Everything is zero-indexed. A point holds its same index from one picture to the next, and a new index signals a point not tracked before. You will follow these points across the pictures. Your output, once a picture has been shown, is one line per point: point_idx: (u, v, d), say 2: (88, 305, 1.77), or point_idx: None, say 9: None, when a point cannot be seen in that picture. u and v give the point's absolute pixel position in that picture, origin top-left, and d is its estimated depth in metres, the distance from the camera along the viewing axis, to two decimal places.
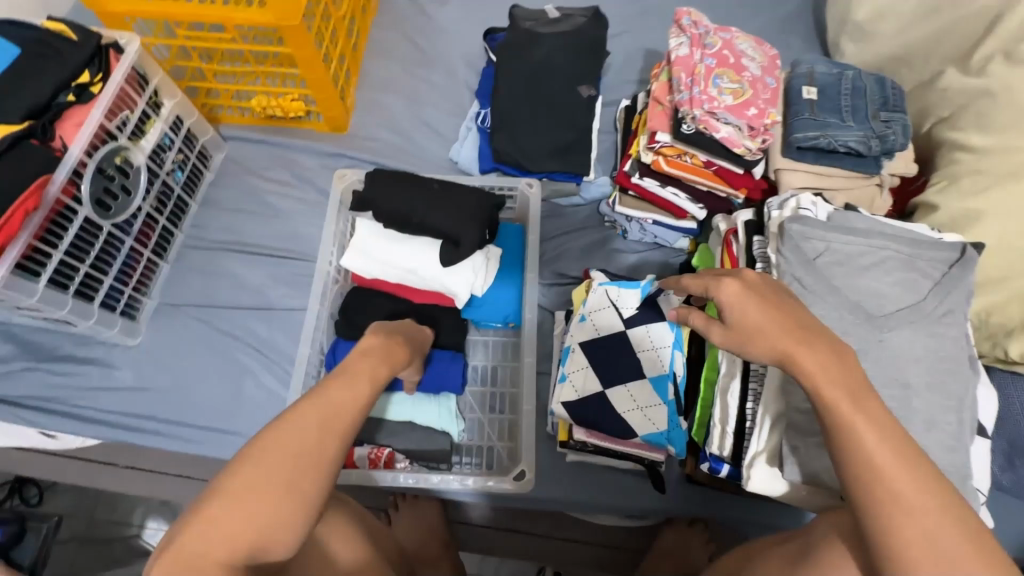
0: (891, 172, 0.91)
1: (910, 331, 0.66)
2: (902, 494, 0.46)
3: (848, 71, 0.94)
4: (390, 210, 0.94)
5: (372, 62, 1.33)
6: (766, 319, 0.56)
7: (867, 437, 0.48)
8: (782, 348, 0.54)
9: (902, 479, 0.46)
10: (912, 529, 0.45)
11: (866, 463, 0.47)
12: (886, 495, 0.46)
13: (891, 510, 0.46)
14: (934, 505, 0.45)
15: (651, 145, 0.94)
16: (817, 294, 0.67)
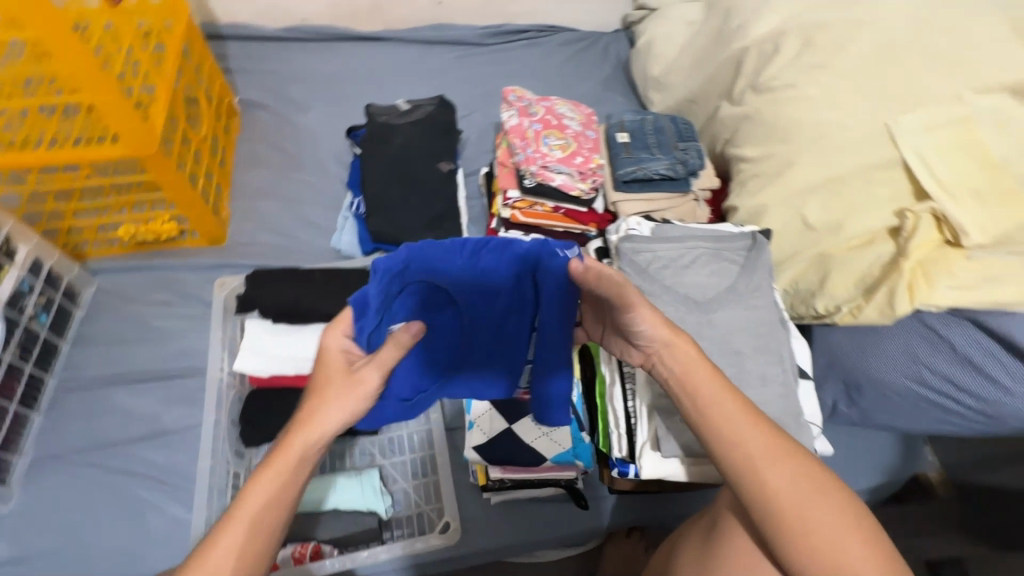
0: (702, 188, 1.10)
1: (731, 308, 0.80)
2: (767, 449, 0.61)
3: (648, 116, 1.15)
4: (277, 305, 0.96)
5: (243, 174, 1.39)
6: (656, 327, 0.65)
7: (726, 413, 0.62)
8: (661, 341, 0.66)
9: (759, 438, 0.61)
10: (776, 478, 0.60)
11: (741, 451, 0.61)
12: (749, 461, 0.60)
13: (761, 468, 0.60)
14: (785, 449, 0.61)
15: (506, 201, 1.07)
16: (654, 295, 0.80)
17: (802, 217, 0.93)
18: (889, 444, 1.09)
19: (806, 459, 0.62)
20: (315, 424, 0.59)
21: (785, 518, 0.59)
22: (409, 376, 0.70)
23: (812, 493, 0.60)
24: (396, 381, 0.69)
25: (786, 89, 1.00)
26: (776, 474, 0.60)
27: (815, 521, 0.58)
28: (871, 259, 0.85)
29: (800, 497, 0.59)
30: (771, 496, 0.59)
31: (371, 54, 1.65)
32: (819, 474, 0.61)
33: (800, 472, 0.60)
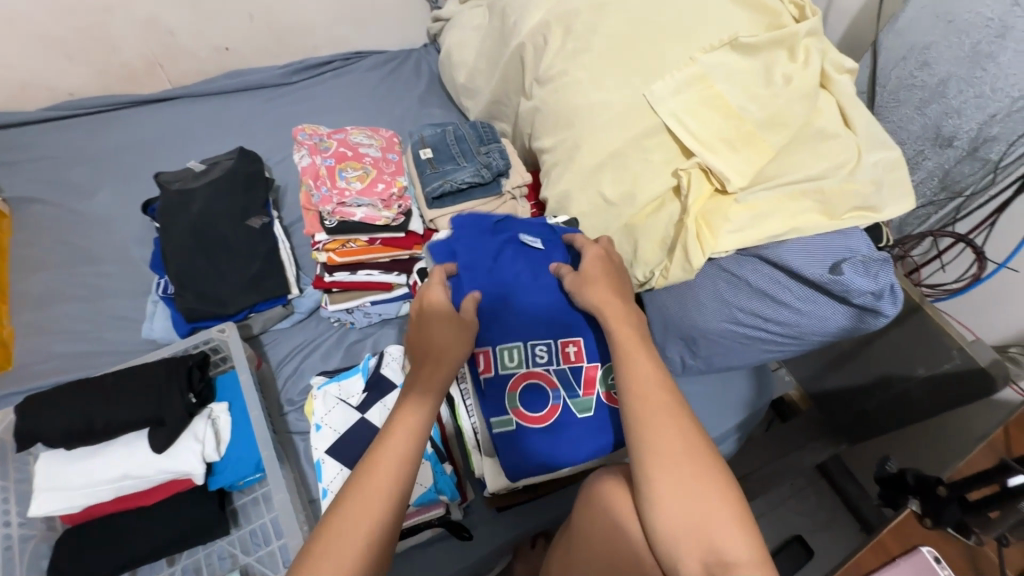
0: (515, 186, 1.10)
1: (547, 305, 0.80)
2: (658, 403, 0.61)
3: (448, 126, 1.14)
4: (63, 429, 0.83)
5: (24, 282, 1.20)
6: (595, 287, 0.75)
7: (636, 366, 0.64)
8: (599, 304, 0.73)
9: (660, 396, 0.61)
10: (660, 431, 0.58)
11: (630, 392, 0.63)
12: (639, 411, 0.60)
13: (644, 418, 0.60)
14: (680, 415, 0.60)
15: (316, 246, 1.01)
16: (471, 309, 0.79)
17: (602, 194, 0.96)
18: (745, 379, 1.16)
19: (704, 441, 0.58)
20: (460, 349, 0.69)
21: (649, 465, 0.57)
22: (480, 259, 0.83)
23: (688, 457, 0.56)
24: (472, 254, 0.83)
25: (559, 78, 1.03)
26: (659, 432, 0.58)
27: (669, 491, 0.55)
28: (665, 220, 0.90)
29: (669, 457, 0.56)
30: (643, 447, 0.58)
31: (161, 116, 1.50)
32: (706, 448, 0.58)
33: (677, 440, 0.58)
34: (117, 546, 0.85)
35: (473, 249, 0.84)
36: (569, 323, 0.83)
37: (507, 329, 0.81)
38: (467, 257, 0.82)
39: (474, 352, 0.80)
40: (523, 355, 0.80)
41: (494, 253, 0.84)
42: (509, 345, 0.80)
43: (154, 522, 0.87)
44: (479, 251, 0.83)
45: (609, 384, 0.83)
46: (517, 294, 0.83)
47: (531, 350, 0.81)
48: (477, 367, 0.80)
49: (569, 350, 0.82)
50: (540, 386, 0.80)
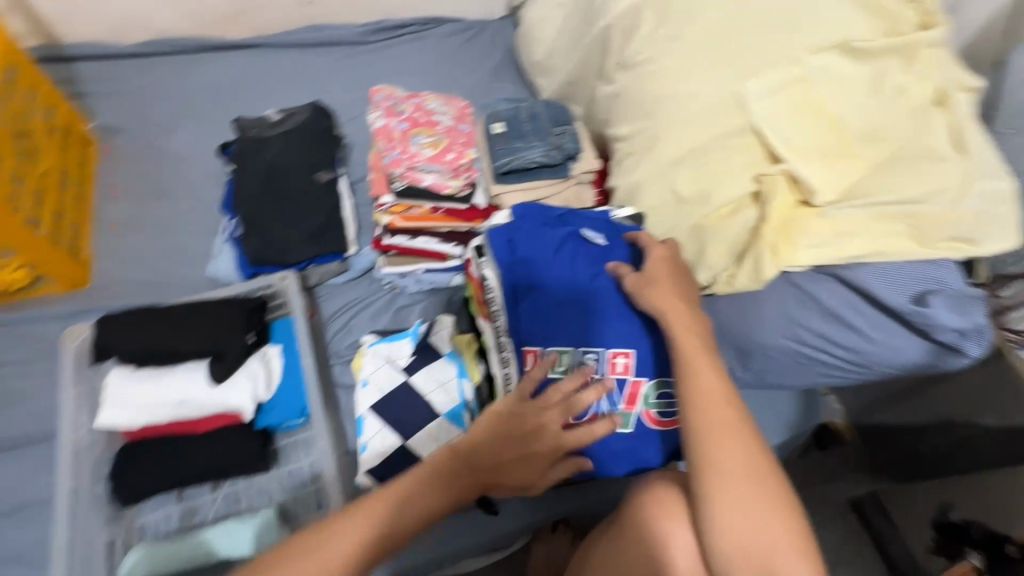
0: (583, 171, 1.08)
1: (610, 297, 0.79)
2: (725, 420, 0.60)
3: (522, 103, 1.12)
4: (135, 349, 0.89)
5: (106, 207, 1.27)
6: (660, 290, 0.71)
7: (702, 378, 0.63)
8: (662, 308, 0.70)
9: (726, 415, 0.60)
10: (728, 454, 0.58)
11: (696, 405, 0.61)
12: (707, 428, 0.59)
13: (709, 436, 0.59)
14: (749, 435, 0.59)
15: (380, 208, 1.02)
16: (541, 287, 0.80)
17: (674, 191, 0.93)
18: (791, 401, 1.12)
19: (770, 465, 0.58)
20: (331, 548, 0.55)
21: (711, 485, 0.57)
22: (537, 249, 0.82)
23: (757, 480, 0.57)
24: (530, 245, 0.82)
25: (647, 64, 0.99)
26: (725, 454, 0.58)
27: (733, 512, 0.56)
28: (739, 226, 0.87)
29: (734, 479, 0.57)
30: (706, 466, 0.58)
31: (242, 63, 1.53)
32: (771, 468, 0.58)
33: (746, 463, 0.58)
34: (169, 465, 0.90)
35: (532, 239, 0.82)
36: (620, 330, 0.79)
37: (559, 330, 0.79)
38: (523, 249, 0.82)
39: (524, 351, 0.79)
40: (571, 360, 0.78)
41: (554, 246, 0.82)
42: (560, 348, 0.79)
43: (204, 449, 0.92)
44: (537, 241, 0.82)
45: (653, 404, 0.80)
46: (571, 292, 0.80)
47: (580, 357, 0.78)
48: (524, 367, 0.79)
49: (617, 361, 0.79)
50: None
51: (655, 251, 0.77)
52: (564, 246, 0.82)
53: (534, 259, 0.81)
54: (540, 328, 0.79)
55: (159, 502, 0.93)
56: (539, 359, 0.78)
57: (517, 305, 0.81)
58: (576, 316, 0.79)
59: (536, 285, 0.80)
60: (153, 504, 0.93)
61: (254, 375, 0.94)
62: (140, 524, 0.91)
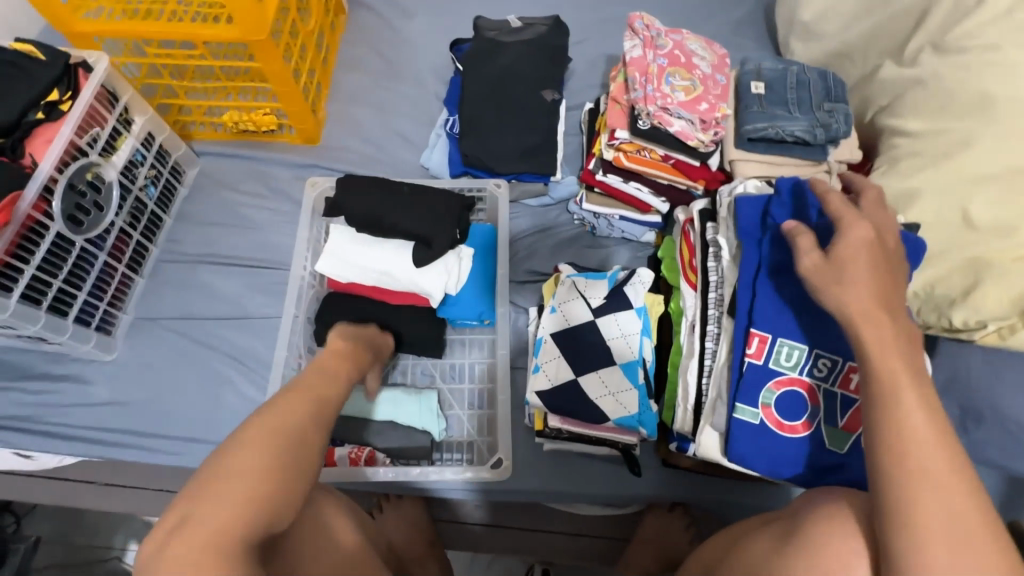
0: (838, 159, 0.95)
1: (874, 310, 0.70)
2: (936, 463, 0.50)
3: (792, 66, 0.99)
4: (361, 214, 0.96)
5: (341, 76, 1.36)
6: (864, 284, 0.59)
7: (905, 409, 0.52)
8: (860, 312, 0.58)
9: (942, 458, 0.50)
10: (944, 503, 0.48)
11: (895, 438, 0.52)
12: (907, 469, 0.50)
13: (908, 477, 0.50)
14: (969, 484, 0.49)
15: (611, 142, 0.99)
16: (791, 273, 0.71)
17: (964, 212, 0.79)
18: (989, 483, 0.97)
19: (988, 528, 0.47)
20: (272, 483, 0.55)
21: (912, 535, 0.48)
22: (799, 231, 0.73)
23: (978, 538, 0.47)
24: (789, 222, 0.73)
25: (982, 53, 0.82)
26: (931, 503, 0.48)
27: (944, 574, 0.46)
28: None
29: (948, 537, 0.47)
30: (908, 512, 0.49)
31: None
32: (990, 529, 0.47)
33: (962, 517, 0.48)
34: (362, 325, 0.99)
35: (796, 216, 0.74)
36: None
37: (798, 324, 0.70)
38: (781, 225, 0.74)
39: (750, 332, 0.71)
40: (802, 359, 0.70)
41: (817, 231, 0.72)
42: (794, 342, 0.70)
43: (392, 319, 1.00)
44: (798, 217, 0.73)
45: None
46: None
47: (811, 359, 0.70)
48: (746, 349, 0.71)
49: (853, 378, 0.68)
50: (803, 398, 0.69)
51: (862, 232, 0.62)
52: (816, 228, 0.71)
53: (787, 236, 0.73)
54: (776, 313, 0.71)
55: None
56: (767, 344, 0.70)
57: (751, 284, 0.73)
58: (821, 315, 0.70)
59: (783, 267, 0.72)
60: None
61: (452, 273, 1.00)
62: None
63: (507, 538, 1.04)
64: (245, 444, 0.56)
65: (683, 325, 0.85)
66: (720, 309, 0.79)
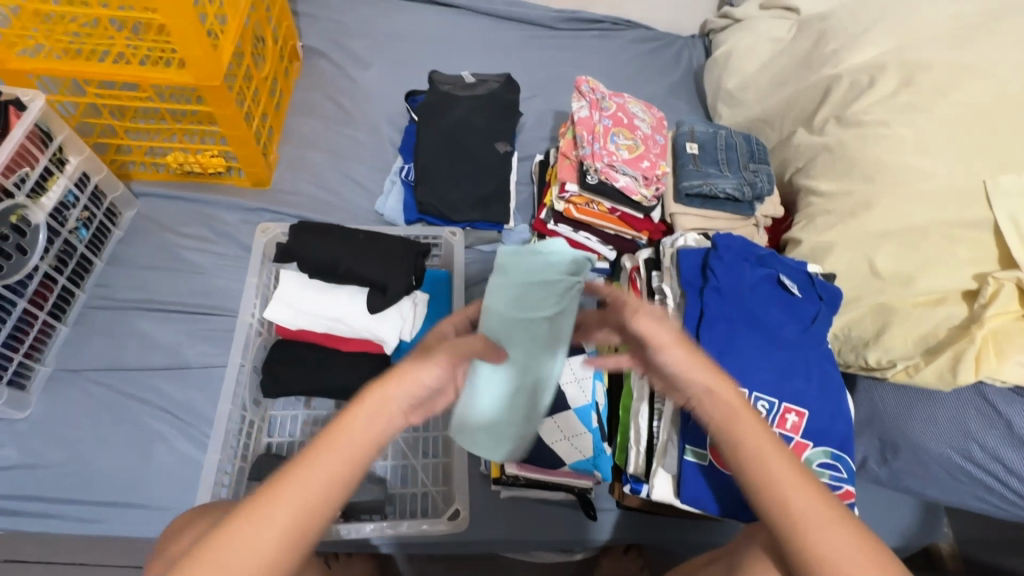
0: (763, 214, 1.05)
1: (803, 355, 0.75)
2: (813, 506, 0.50)
3: (721, 130, 1.10)
4: (316, 261, 0.95)
5: (294, 121, 1.36)
6: (679, 354, 0.57)
7: (768, 467, 0.51)
8: (699, 376, 0.56)
9: (818, 499, 0.51)
10: (842, 542, 0.49)
11: (779, 502, 0.51)
12: (799, 527, 0.49)
13: (806, 531, 0.49)
14: (839, 513, 0.50)
15: (562, 194, 1.04)
16: (726, 318, 0.75)
17: (871, 263, 0.89)
18: (910, 509, 1.05)
19: (875, 543, 0.49)
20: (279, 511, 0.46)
21: None
22: (735, 283, 0.77)
23: (873, 565, 0.48)
24: (726, 274, 0.78)
25: (876, 126, 0.95)
26: (834, 547, 0.48)
27: None
28: (939, 318, 0.82)
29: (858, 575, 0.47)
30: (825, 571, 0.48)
31: (438, 17, 1.58)
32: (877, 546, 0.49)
33: (860, 543, 0.49)
34: (314, 372, 0.95)
35: (734, 270, 0.78)
36: (806, 390, 0.73)
37: (738, 368, 0.73)
38: (721, 280, 0.77)
39: None
40: (744, 401, 0.72)
41: (751, 285, 0.78)
42: (734, 384, 0.73)
43: (343, 366, 0.97)
44: (732, 270, 0.78)
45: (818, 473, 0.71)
46: (761, 333, 0.75)
47: (752, 401, 0.72)
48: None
49: (789, 418, 0.72)
50: (744, 437, 0.73)
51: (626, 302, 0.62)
52: (746, 284, 0.78)
53: (725, 290, 0.77)
54: (719, 356, 0.73)
55: (287, 403, 1.00)
56: None
57: (695, 330, 0.76)
58: (760, 361, 0.73)
59: (718, 318, 0.75)
60: (282, 404, 1.00)
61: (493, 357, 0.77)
62: (272, 416, 0.99)
63: None
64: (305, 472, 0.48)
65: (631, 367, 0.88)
66: None
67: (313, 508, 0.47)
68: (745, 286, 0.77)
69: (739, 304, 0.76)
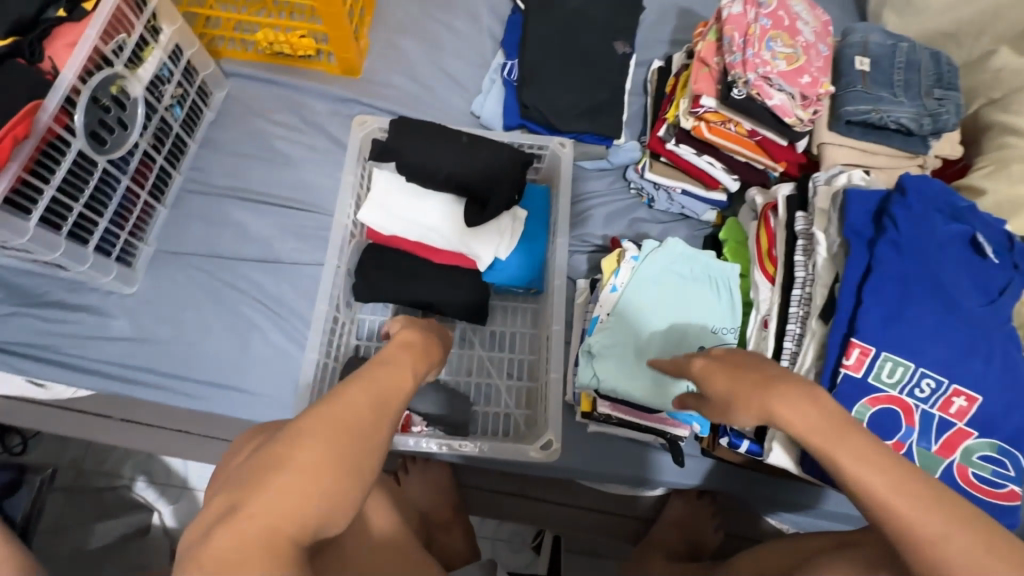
0: (936, 154, 0.88)
1: (990, 331, 0.63)
2: (918, 508, 0.42)
3: (902, 42, 0.90)
4: (415, 163, 0.88)
5: (387, 1, 1.22)
6: (730, 381, 0.52)
7: (864, 473, 0.44)
8: (758, 410, 0.49)
9: (914, 513, 0.42)
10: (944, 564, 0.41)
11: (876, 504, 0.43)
12: (904, 527, 0.42)
13: (915, 534, 0.42)
14: (950, 513, 0.42)
15: (694, 109, 0.89)
16: (903, 282, 0.63)
17: None
18: None
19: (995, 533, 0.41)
20: (394, 387, 0.47)
21: None
22: (920, 238, 0.64)
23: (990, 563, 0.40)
24: (912, 227, 0.64)
25: None
26: (950, 541, 0.41)
27: None
28: None
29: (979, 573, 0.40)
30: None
31: None
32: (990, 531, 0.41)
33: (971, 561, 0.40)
34: (406, 283, 0.92)
35: (922, 223, 0.64)
36: (984, 372, 0.62)
37: (907, 338, 0.62)
38: (902, 233, 0.64)
39: (850, 342, 0.63)
40: (906, 377, 0.62)
41: (938, 243, 0.64)
42: (899, 358, 0.62)
43: (434, 278, 0.93)
44: (920, 222, 0.64)
45: (974, 463, 0.62)
46: (942, 301, 0.63)
47: (915, 378, 0.62)
48: (843, 360, 0.63)
49: (954, 402, 0.62)
50: (899, 416, 0.62)
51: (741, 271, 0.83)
52: (933, 242, 0.64)
53: (905, 248, 0.64)
54: (885, 325, 0.62)
55: (376, 307, 0.99)
56: (869, 358, 0.62)
57: (858, 288, 0.64)
58: (936, 336, 0.62)
59: (893, 280, 0.63)
60: (371, 307, 0.99)
61: (637, 281, 0.84)
62: (360, 319, 0.99)
63: (541, 509, 1.02)
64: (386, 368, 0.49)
65: (753, 318, 0.80)
66: (804, 308, 0.73)
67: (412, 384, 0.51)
68: (931, 245, 0.64)
69: (920, 267, 0.64)
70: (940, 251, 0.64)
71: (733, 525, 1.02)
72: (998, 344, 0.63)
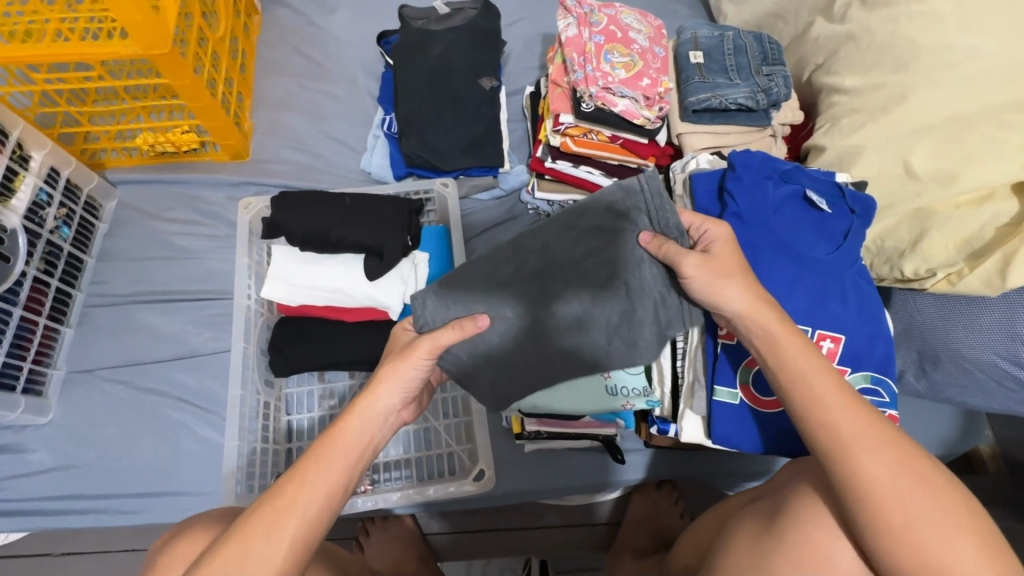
0: (781, 122, 0.95)
1: (840, 273, 0.69)
2: (862, 426, 0.53)
3: (728, 31, 0.98)
4: (304, 232, 0.90)
5: (264, 82, 1.26)
6: (720, 287, 0.61)
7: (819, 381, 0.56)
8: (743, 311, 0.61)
9: (856, 420, 0.53)
10: (868, 467, 0.52)
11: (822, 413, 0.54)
12: (842, 431, 0.53)
13: (853, 446, 0.52)
14: (889, 439, 0.52)
15: (557, 127, 0.96)
16: (754, 248, 0.69)
17: (906, 163, 0.80)
18: (949, 418, 1.00)
19: (925, 460, 0.52)
20: (290, 524, 0.53)
21: (869, 497, 0.51)
22: (756, 208, 0.70)
23: (914, 489, 0.50)
24: (747, 199, 0.70)
25: (908, 3, 0.82)
26: (872, 459, 0.52)
27: (912, 514, 0.50)
28: (985, 218, 0.75)
29: (898, 484, 0.51)
30: (868, 479, 0.51)
31: None
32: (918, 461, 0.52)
33: (907, 463, 0.51)
34: (324, 346, 0.93)
35: (756, 195, 0.70)
36: (839, 313, 0.68)
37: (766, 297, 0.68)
38: (741, 206, 0.70)
39: None
40: None
41: (773, 207, 0.71)
42: None
43: (349, 339, 0.94)
44: (754, 193, 0.71)
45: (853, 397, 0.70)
46: (792, 258, 0.69)
47: None
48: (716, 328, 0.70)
49: (822, 345, 0.68)
50: None
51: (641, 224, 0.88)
52: (768, 208, 0.70)
53: (748, 219, 0.70)
54: None
55: (302, 379, 1.00)
56: None
57: None
58: (792, 291, 0.68)
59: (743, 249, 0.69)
60: (297, 380, 0.99)
61: None
62: (287, 395, 0.99)
63: (507, 541, 1.02)
64: (296, 490, 0.55)
65: None
66: None
67: (324, 495, 0.56)
68: (768, 212, 0.70)
69: (764, 232, 0.69)
70: (777, 216, 0.71)
71: (696, 508, 1.04)
72: (848, 285, 0.69)
